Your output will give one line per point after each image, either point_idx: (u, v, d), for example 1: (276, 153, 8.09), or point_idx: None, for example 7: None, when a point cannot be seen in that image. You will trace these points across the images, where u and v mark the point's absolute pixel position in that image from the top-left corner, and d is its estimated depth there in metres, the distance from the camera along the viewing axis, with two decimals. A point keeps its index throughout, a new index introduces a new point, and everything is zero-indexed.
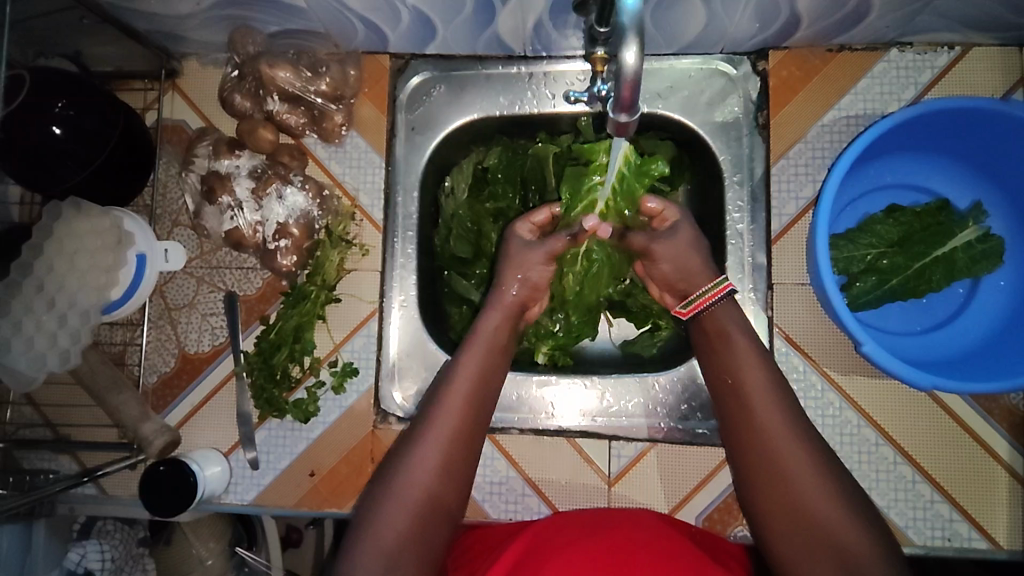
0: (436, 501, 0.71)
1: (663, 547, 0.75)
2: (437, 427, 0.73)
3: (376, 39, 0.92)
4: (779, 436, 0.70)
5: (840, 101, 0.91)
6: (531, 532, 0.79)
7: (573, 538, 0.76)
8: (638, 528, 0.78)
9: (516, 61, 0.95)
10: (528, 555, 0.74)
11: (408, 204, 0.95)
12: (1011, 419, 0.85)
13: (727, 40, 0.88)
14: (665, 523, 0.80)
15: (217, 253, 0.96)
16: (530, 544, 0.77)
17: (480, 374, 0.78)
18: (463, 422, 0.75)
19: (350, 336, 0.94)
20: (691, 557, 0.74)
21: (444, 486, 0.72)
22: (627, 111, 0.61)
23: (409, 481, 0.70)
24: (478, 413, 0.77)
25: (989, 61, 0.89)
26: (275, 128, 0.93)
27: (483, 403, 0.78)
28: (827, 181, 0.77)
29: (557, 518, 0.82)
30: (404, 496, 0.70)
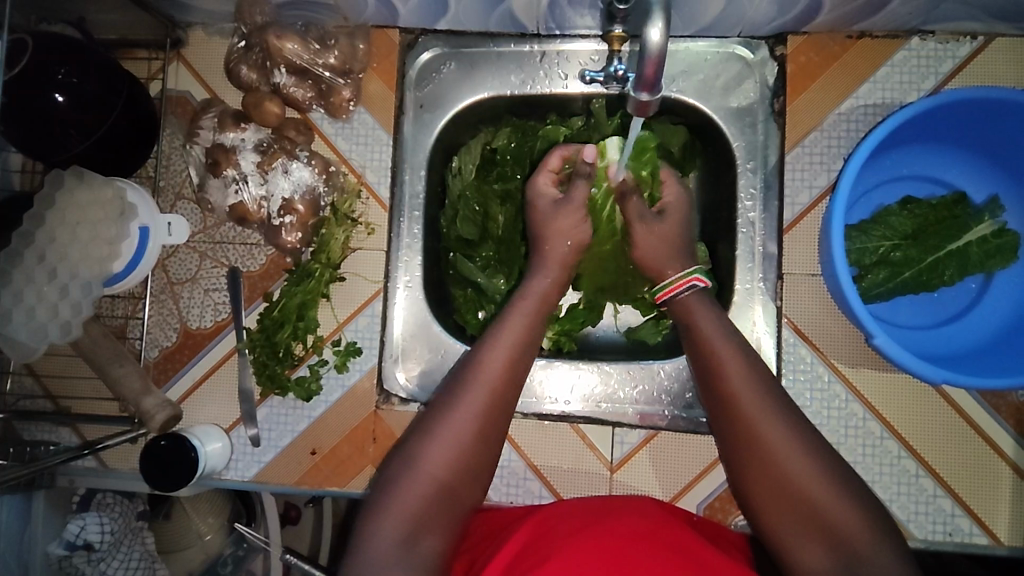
0: (449, 480, 0.72)
1: (664, 537, 0.74)
2: (465, 405, 0.74)
3: (386, 13, 0.90)
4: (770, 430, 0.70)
5: (858, 89, 0.89)
6: (535, 520, 0.79)
7: (579, 527, 0.75)
8: (636, 514, 0.78)
9: (529, 40, 0.93)
10: (530, 546, 0.74)
11: (415, 182, 0.94)
12: (1018, 416, 0.84)
13: (746, 22, 0.87)
14: (662, 509, 0.80)
15: (220, 228, 0.95)
16: (534, 533, 0.76)
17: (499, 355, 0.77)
18: (491, 403, 0.75)
19: (354, 316, 0.93)
20: (697, 549, 0.74)
21: (467, 463, 0.73)
22: (648, 91, 0.57)
23: (430, 456, 0.72)
24: (507, 393, 0.77)
25: (1012, 52, 0.87)
26: (282, 102, 0.91)
27: (505, 389, 0.76)
28: (840, 183, 0.75)
29: (556, 506, 0.82)
30: (417, 484, 0.71)
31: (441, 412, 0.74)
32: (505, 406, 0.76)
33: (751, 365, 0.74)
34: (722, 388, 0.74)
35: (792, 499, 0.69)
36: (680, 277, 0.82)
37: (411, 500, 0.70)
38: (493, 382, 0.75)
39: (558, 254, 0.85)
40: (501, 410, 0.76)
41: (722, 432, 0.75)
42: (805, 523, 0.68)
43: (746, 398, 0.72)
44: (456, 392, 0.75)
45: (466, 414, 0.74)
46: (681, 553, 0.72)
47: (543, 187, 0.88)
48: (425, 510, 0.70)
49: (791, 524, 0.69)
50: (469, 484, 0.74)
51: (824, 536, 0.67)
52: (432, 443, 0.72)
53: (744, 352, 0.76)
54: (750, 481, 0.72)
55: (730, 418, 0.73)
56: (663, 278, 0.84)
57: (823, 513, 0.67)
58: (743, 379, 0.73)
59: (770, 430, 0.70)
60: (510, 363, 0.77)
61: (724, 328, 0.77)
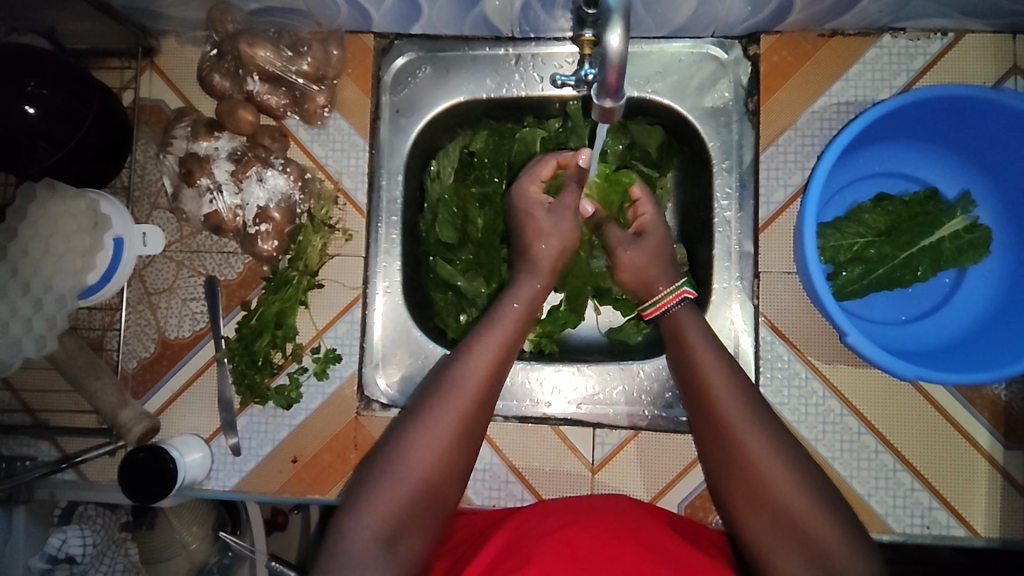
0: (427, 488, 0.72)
1: (641, 536, 0.75)
2: (447, 409, 0.74)
3: (359, 18, 0.90)
4: (748, 435, 0.71)
5: (831, 87, 0.89)
6: (515, 522, 0.79)
7: (558, 526, 0.76)
8: (613, 515, 0.78)
9: (504, 43, 0.93)
10: (509, 548, 0.74)
11: (393, 187, 0.94)
12: (993, 409, 0.85)
13: (719, 22, 0.87)
14: (642, 508, 0.81)
15: (196, 237, 0.94)
16: (513, 535, 0.77)
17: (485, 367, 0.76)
18: (477, 410, 0.75)
19: (333, 322, 0.93)
20: (676, 549, 0.74)
21: (448, 467, 0.73)
22: (612, 98, 0.58)
23: (411, 459, 0.71)
24: (489, 399, 0.76)
25: (982, 49, 0.87)
26: (255, 109, 0.90)
27: (489, 401, 0.76)
28: (812, 184, 0.76)
29: (539, 507, 0.82)
30: (392, 493, 0.70)
31: (423, 414, 0.74)
32: (486, 412, 0.76)
33: (728, 364, 0.76)
34: (703, 392, 0.75)
35: (761, 495, 0.70)
36: (671, 291, 0.83)
37: (388, 502, 0.70)
38: (476, 387, 0.75)
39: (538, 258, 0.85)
40: (482, 417, 0.76)
41: (700, 428, 0.76)
42: (772, 517, 0.69)
43: (728, 397, 0.73)
44: (437, 397, 0.75)
45: (453, 417, 0.73)
46: (660, 554, 0.73)
47: (532, 194, 0.87)
48: (397, 521, 0.69)
49: (759, 518, 0.70)
50: (447, 486, 0.73)
51: (796, 540, 0.68)
52: (413, 446, 0.72)
53: (721, 350, 0.77)
54: (725, 477, 0.73)
55: (707, 414, 0.74)
56: (654, 294, 0.84)
57: (791, 508, 0.68)
58: (724, 377, 0.74)
59: (745, 425, 0.72)
60: (496, 372, 0.77)
61: (704, 332, 0.79)
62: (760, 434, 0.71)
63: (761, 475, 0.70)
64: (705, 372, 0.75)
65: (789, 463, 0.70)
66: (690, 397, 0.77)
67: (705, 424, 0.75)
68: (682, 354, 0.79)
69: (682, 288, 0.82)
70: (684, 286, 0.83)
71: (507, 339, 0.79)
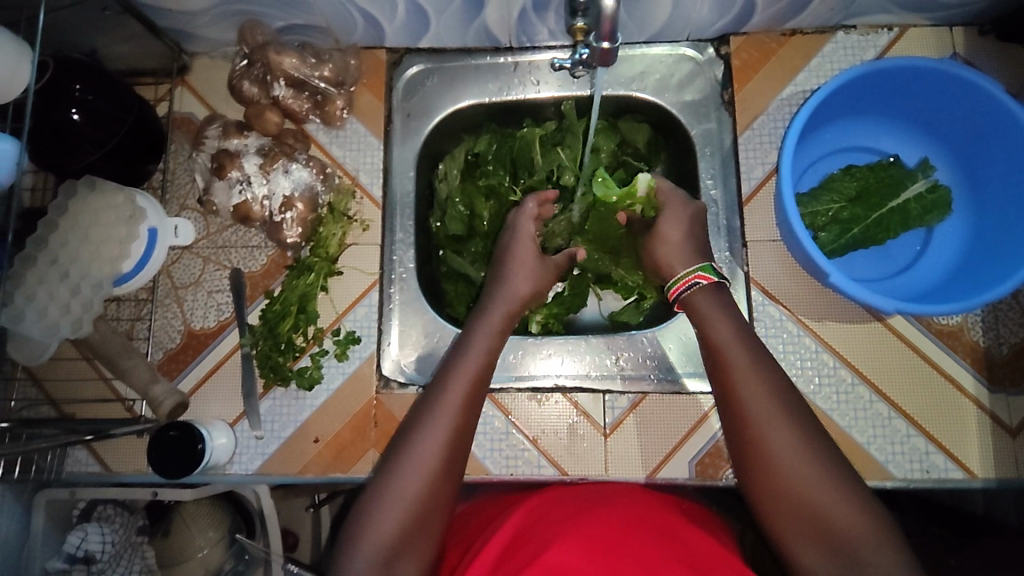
0: (428, 499, 0.73)
1: (654, 523, 0.78)
2: (429, 433, 0.75)
3: (374, 33, 1.01)
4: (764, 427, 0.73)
5: (795, 78, 1.01)
6: (528, 506, 0.82)
7: (568, 515, 0.78)
8: (625, 502, 0.82)
9: (503, 53, 1.05)
10: (523, 532, 0.77)
11: (405, 182, 1.02)
12: (974, 355, 0.90)
13: (693, 26, 0.99)
14: (651, 497, 0.84)
15: (223, 233, 1.01)
16: (525, 519, 0.79)
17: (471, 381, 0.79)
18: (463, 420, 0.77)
19: (352, 306, 0.99)
20: (694, 537, 0.77)
21: (444, 477, 0.75)
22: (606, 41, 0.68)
23: (406, 474, 0.74)
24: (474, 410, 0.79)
25: (923, 40, 1.00)
26: (281, 113, 0.99)
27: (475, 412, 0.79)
28: (781, 168, 0.84)
29: (547, 493, 0.85)
30: (392, 506, 0.72)
31: (415, 433, 0.76)
32: (469, 432, 0.78)
33: (754, 354, 0.77)
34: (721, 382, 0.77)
35: (782, 488, 0.71)
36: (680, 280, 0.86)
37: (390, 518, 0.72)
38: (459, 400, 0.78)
39: (522, 256, 0.93)
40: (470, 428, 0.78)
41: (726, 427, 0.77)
42: (795, 507, 0.71)
43: (745, 385, 0.75)
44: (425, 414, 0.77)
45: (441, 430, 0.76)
46: (672, 538, 0.76)
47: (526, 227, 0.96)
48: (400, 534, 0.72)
49: (786, 510, 0.71)
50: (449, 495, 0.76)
51: (818, 528, 0.69)
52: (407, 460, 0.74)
53: (744, 336, 0.79)
54: (745, 470, 0.74)
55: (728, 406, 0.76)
56: (674, 274, 0.86)
57: (809, 498, 0.70)
58: (748, 373, 0.76)
59: (762, 418, 0.73)
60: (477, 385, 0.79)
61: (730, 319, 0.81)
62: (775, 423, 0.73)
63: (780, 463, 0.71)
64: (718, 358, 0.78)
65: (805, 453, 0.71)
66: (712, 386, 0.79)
67: (727, 420, 0.76)
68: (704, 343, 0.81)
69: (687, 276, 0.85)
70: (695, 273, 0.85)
71: (488, 355, 0.83)
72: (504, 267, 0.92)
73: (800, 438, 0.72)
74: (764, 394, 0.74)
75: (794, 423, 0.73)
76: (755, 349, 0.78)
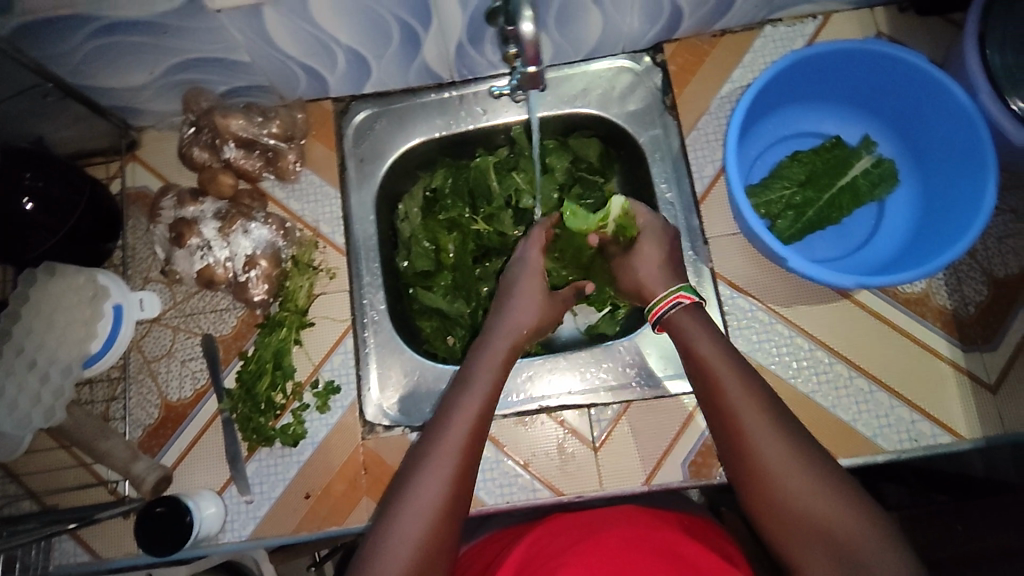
0: (429, 552, 0.70)
1: (653, 542, 0.78)
2: (429, 481, 0.73)
3: (317, 85, 1.02)
4: (759, 440, 0.72)
5: (732, 75, 1.03)
6: (533, 536, 0.82)
7: (574, 540, 0.78)
8: (623, 522, 0.81)
9: (447, 88, 1.07)
10: (531, 563, 0.77)
11: (366, 226, 1.03)
12: (943, 318, 0.92)
13: (626, 38, 1.02)
14: (646, 513, 0.84)
15: (190, 300, 1.00)
16: (531, 550, 0.79)
17: (470, 422, 0.77)
18: (462, 465, 0.74)
19: (328, 355, 0.98)
20: (693, 547, 0.77)
21: (445, 529, 0.72)
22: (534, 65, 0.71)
23: (405, 528, 0.70)
24: (474, 455, 0.76)
25: (848, 24, 1.03)
26: (234, 174, 1.00)
27: (476, 456, 0.76)
28: (727, 164, 0.85)
29: (554, 521, 0.84)
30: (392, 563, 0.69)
31: (414, 482, 0.73)
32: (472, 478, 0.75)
33: (741, 367, 0.76)
34: (712, 396, 0.76)
35: (779, 503, 0.70)
36: (663, 297, 0.85)
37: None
38: (458, 444, 0.75)
39: (529, 288, 0.92)
40: (472, 473, 0.76)
41: (717, 435, 0.76)
42: (795, 521, 0.69)
43: (740, 397, 0.74)
44: (423, 462, 0.74)
45: (439, 477, 0.73)
46: (671, 555, 0.76)
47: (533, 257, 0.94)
48: None
49: (785, 523, 0.70)
50: (449, 548, 0.72)
51: (819, 539, 0.68)
52: (406, 513, 0.71)
53: (728, 349, 0.78)
54: (744, 486, 0.73)
55: (722, 419, 0.75)
56: (655, 295, 0.86)
57: (807, 510, 0.69)
58: (741, 385, 0.75)
59: (758, 431, 0.72)
60: (476, 427, 0.77)
61: (713, 333, 0.80)
62: (770, 436, 0.72)
63: (776, 477, 0.70)
64: (709, 371, 0.76)
65: (804, 462, 0.70)
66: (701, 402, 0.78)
67: (722, 434, 0.75)
68: (691, 360, 0.79)
69: (673, 293, 0.85)
70: (675, 291, 0.85)
71: (488, 396, 0.80)
72: (505, 300, 0.91)
73: (794, 448, 0.71)
74: (756, 394, 0.74)
75: (789, 433, 0.72)
76: (739, 362, 0.78)
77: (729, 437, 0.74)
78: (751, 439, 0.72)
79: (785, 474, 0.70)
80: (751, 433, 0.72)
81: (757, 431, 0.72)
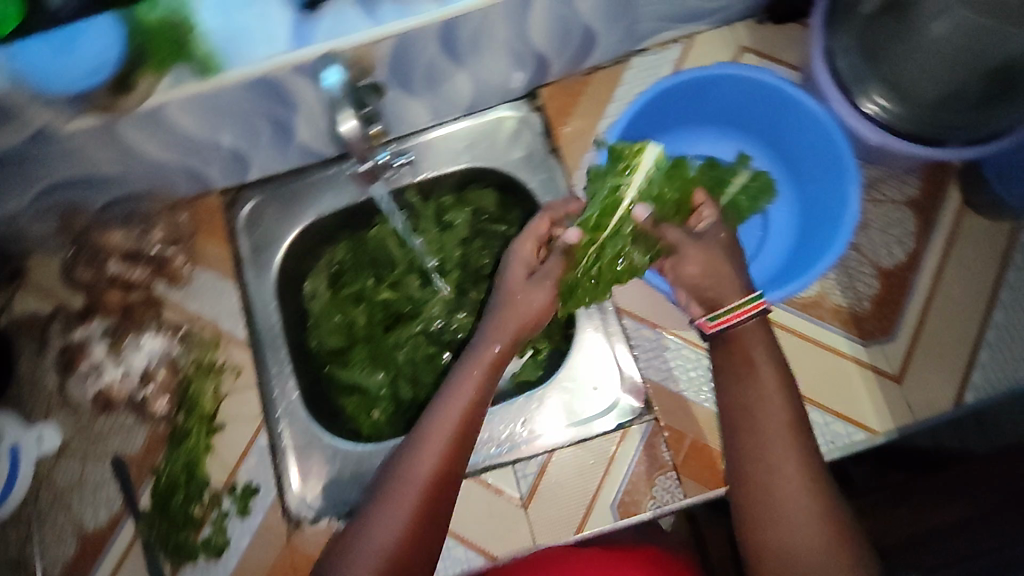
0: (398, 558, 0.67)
1: None
2: (405, 482, 0.69)
3: (198, 183, 1.00)
4: (785, 478, 0.70)
5: (607, 110, 1.06)
6: None
7: None
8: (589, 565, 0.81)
9: (332, 163, 1.05)
10: None
11: (269, 315, 1.00)
12: (841, 316, 0.94)
13: (501, 90, 1.02)
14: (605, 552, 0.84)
15: (96, 422, 0.96)
16: None
17: (458, 425, 0.73)
18: (442, 471, 0.70)
19: (244, 457, 0.95)
20: None
21: (417, 534, 0.68)
22: None
23: (376, 531, 0.67)
24: (457, 463, 0.72)
25: (712, 44, 1.05)
26: (122, 287, 0.96)
27: (458, 461, 0.72)
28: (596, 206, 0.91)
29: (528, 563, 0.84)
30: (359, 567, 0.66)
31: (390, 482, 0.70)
32: (453, 483, 0.71)
33: (793, 403, 0.74)
34: (751, 426, 0.74)
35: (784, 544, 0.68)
36: (744, 302, 0.79)
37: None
38: (440, 449, 0.71)
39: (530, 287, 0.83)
40: (452, 481, 0.71)
41: (735, 461, 0.75)
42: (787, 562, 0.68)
43: (777, 432, 0.72)
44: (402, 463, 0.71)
45: (417, 482, 0.69)
46: None
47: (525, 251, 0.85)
48: None
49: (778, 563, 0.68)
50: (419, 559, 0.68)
51: None
52: (379, 515, 0.68)
53: (790, 384, 0.76)
54: (750, 522, 0.71)
55: (752, 449, 0.73)
56: (714, 308, 0.80)
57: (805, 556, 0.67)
58: (786, 424, 0.73)
59: (788, 469, 0.70)
60: (462, 432, 0.73)
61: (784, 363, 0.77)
62: (795, 478, 0.70)
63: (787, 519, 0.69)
64: (754, 401, 0.75)
65: (819, 511, 0.68)
66: (735, 431, 0.76)
67: (743, 465, 0.73)
68: (757, 379, 0.77)
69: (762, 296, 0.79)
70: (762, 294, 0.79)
71: (475, 399, 0.75)
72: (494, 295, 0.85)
73: (817, 499, 0.69)
74: (789, 419, 0.73)
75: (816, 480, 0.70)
76: (795, 402, 0.75)
77: (753, 472, 0.72)
78: (780, 473, 0.70)
79: (797, 519, 0.68)
80: (781, 469, 0.71)
81: (788, 468, 0.70)
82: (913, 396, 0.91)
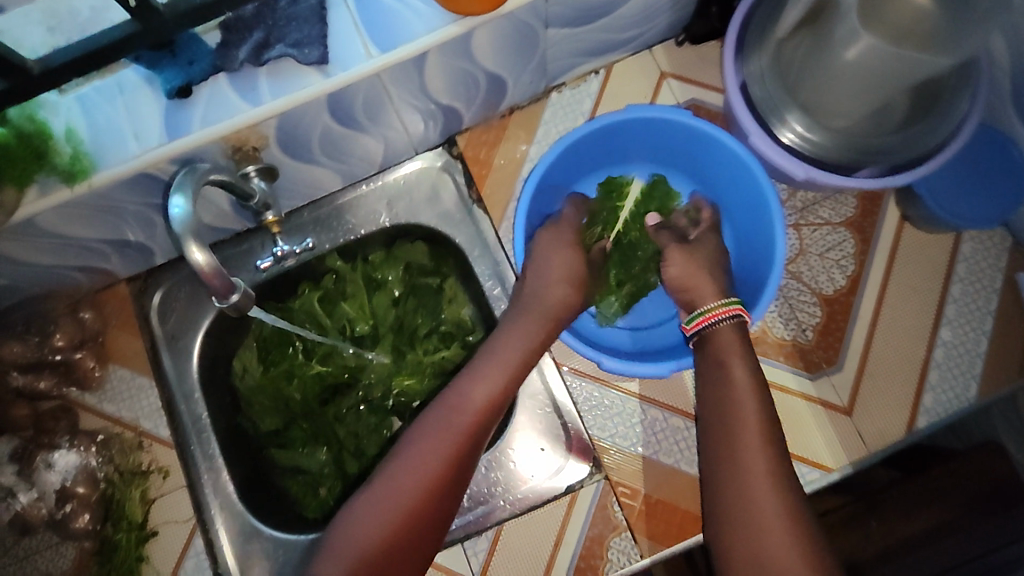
0: (394, 537, 0.70)
1: None
2: (412, 461, 0.74)
3: (100, 276, 0.95)
4: (755, 473, 0.70)
5: (528, 152, 1.01)
6: None
7: None
8: None
9: (244, 237, 0.99)
10: None
11: (194, 407, 0.94)
12: (785, 350, 0.91)
13: (413, 143, 0.97)
14: None
15: (20, 543, 0.90)
16: None
17: (470, 426, 0.77)
18: (451, 462, 0.74)
19: (180, 562, 0.91)
20: None
21: (415, 520, 0.72)
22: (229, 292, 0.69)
23: (376, 507, 0.71)
24: (464, 462, 0.75)
25: (629, 74, 1.01)
26: (29, 401, 0.91)
27: (468, 460, 0.76)
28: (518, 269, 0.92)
29: None
30: (357, 538, 0.70)
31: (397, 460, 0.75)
32: (460, 479, 0.75)
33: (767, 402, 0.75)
34: (727, 424, 0.74)
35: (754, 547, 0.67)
36: (722, 305, 0.83)
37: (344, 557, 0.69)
38: (450, 441, 0.75)
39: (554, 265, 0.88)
40: (459, 476, 0.75)
41: (709, 456, 0.75)
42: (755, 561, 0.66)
43: (754, 425, 0.73)
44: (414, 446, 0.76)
45: (423, 466, 0.74)
46: None
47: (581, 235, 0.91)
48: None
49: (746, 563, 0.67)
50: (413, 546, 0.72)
51: None
52: (380, 493, 0.72)
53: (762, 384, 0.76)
54: (723, 521, 0.70)
55: (727, 442, 0.73)
56: (710, 302, 0.83)
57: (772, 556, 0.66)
58: (757, 419, 0.73)
59: (757, 465, 0.70)
60: (473, 431, 0.77)
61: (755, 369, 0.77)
62: (766, 478, 0.69)
63: (754, 515, 0.68)
64: (730, 398, 0.75)
65: (788, 509, 0.68)
66: (711, 431, 0.76)
67: (718, 459, 0.73)
68: (725, 379, 0.77)
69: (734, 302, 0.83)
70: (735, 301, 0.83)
71: (489, 405, 0.79)
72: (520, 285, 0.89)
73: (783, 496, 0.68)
74: (763, 417, 0.74)
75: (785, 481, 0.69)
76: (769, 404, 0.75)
77: (726, 469, 0.72)
78: (750, 467, 0.70)
79: (767, 518, 0.67)
80: (752, 465, 0.70)
81: (757, 462, 0.70)
82: (864, 426, 0.88)
